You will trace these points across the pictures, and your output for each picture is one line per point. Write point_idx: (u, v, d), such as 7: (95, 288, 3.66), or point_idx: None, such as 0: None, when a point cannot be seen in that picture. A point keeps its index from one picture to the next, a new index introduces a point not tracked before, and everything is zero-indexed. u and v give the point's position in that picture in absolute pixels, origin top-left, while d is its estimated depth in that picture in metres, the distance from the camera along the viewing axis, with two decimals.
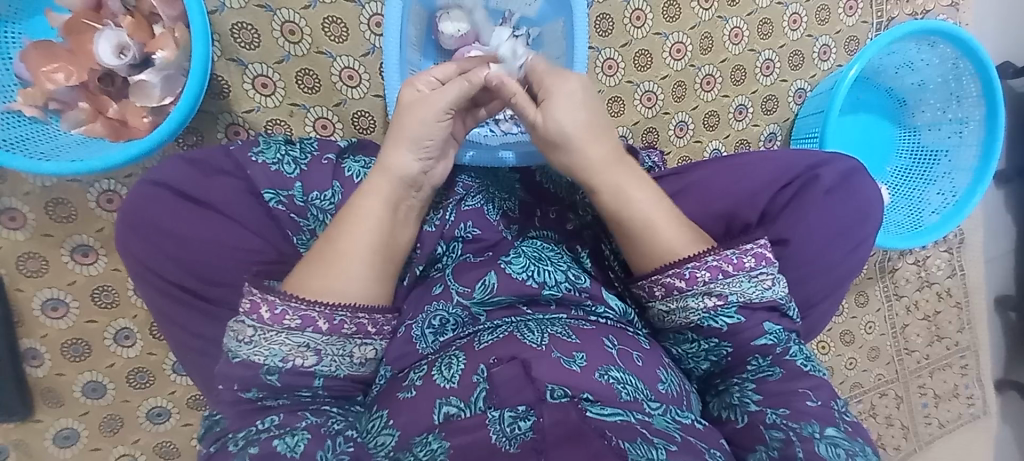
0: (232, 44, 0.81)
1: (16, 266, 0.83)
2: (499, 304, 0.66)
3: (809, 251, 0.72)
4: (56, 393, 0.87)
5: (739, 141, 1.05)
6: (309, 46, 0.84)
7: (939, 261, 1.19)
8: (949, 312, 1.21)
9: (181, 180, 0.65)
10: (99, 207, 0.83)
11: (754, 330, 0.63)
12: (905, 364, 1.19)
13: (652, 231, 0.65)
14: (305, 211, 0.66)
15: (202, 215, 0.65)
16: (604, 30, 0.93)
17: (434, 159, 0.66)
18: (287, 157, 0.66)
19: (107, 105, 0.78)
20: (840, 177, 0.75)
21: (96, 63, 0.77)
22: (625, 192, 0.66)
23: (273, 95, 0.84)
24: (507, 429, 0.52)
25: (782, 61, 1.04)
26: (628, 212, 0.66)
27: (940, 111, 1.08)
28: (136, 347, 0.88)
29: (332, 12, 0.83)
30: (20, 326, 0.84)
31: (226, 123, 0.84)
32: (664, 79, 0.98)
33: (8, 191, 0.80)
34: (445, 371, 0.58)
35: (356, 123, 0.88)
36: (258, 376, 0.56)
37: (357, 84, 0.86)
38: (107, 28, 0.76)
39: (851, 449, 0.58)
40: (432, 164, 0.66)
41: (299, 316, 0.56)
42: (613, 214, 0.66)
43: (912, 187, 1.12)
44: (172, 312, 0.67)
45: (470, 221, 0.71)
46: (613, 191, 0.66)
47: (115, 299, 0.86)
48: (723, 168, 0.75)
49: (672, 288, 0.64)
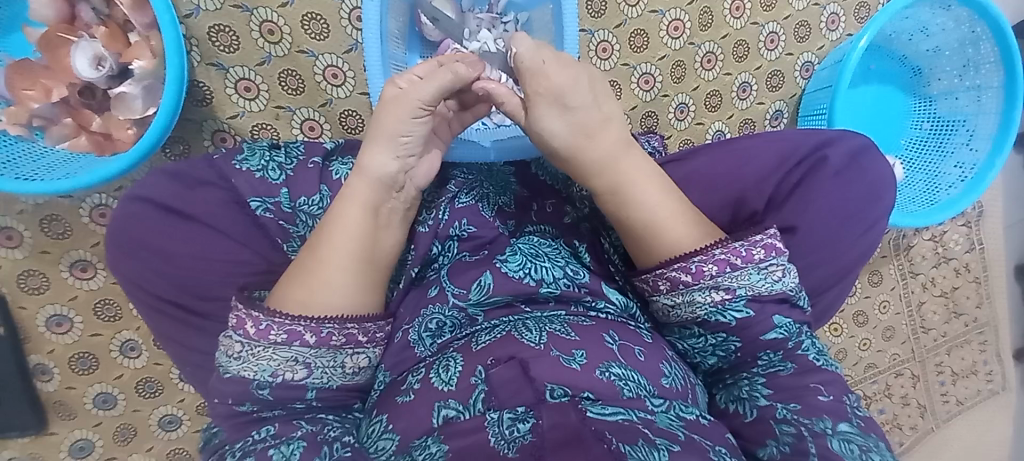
0: (210, 48, 0.79)
1: (17, 284, 0.83)
2: (497, 303, 0.64)
3: (817, 238, 0.69)
4: (68, 405, 0.88)
5: (744, 121, 1.00)
6: (290, 46, 0.81)
7: (957, 236, 1.14)
8: (968, 287, 1.17)
9: (166, 194, 0.64)
10: (93, 222, 0.83)
11: (763, 323, 0.61)
12: (922, 342, 1.16)
13: (654, 230, 0.63)
14: (293, 217, 0.65)
15: (190, 229, 0.64)
16: (596, 11, 0.89)
17: (414, 156, 0.64)
18: (272, 163, 0.65)
19: (91, 119, 0.77)
20: (849, 157, 0.71)
21: (74, 77, 0.75)
22: (623, 192, 0.64)
23: (257, 98, 0.82)
24: (507, 432, 0.50)
25: (787, 33, 0.98)
26: (629, 210, 0.64)
27: (957, 78, 1.03)
28: (143, 358, 0.89)
29: (311, 9, 0.80)
30: (26, 343, 0.85)
31: (211, 130, 0.83)
32: (663, 59, 0.94)
33: (3, 210, 0.81)
34: (443, 374, 0.57)
35: (344, 122, 0.85)
36: (250, 391, 0.56)
37: (342, 82, 0.84)
38: (83, 40, 0.75)
39: (865, 444, 0.56)
40: (414, 163, 0.64)
41: (285, 331, 0.56)
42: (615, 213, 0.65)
43: (928, 161, 1.07)
44: (168, 328, 0.67)
45: (465, 218, 0.69)
46: (614, 190, 0.64)
47: (117, 312, 0.87)
48: (726, 154, 0.72)
49: (677, 283, 0.61)
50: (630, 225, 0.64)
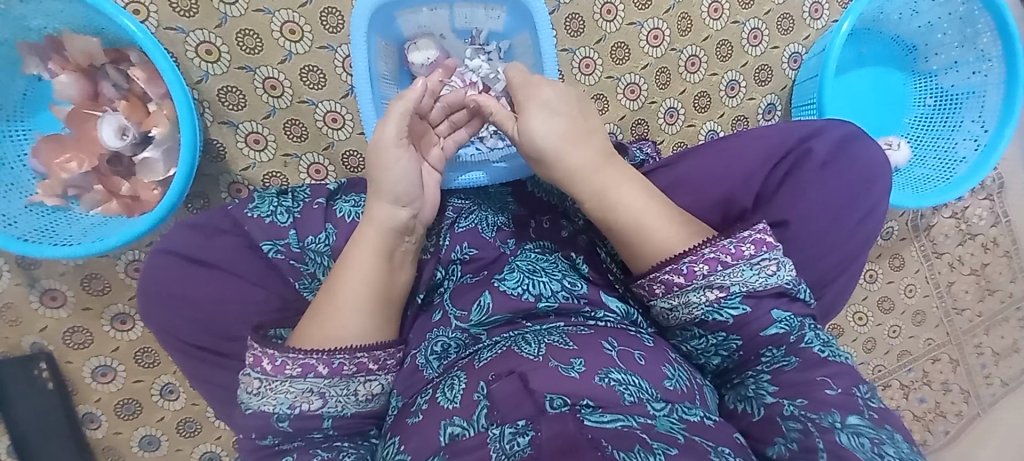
0: (221, 108, 0.86)
1: (64, 341, 0.91)
2: (498, 322, 0.66)
3: (811, 230, 0.69)
4: (116, 449, 0.95)
5: (736, 118, 1.01)
6: (291, 98, 0.87)
7: (980, 210, 1.09)
8: (999, 263, 1.11)
9: (189, 246, 0.70)
10: (128, 276, 0.91)
11: (762, 319, 0.62)
12: (957, 324, 1.11)
13: (640, 233, 0.65)
14: (303, 256, 0.69)
15: (210, 276, 0.69)
16: (575, 30, 0.92)
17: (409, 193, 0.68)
18: (280, 207, 0.70)
19: (119, 184, 0.84)
20: (836, 145, 0.71)
21: (102, 148, 0.83)
22: (607, 195, 0.66)
23: (265, 149, 0.88)
24: (507, 446, 0.50)
25: (770, 27, 0.99)
26: (615, 214, 0.66)
27: (956, 51, 1.00)
28: (181, 399, 0.95)
29: (308, 62, 0.87)
30: (75, 394, 0.92)
31: (227, 182, 0.89)
32: (646, 68, 0.96)
33: (47, 274, 0.89)
34: (448, 392, 0.59)
35: (346, 163, 0.91)
36: (270, 424, 0.60)
37: (341, 126, 0.89)
38: (107, 114, 0.83)
39: (877, 437, 0.55)
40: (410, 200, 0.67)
41: (300, 364, 0.60)
42: (602, 220, 0.66)
43: (936, 136, 1.04)
44: (194, 368, 0.72)
45: (466, 242, 0.72)
46: (596, 197, 0.66)
47: (155, 359, 0.93)
48: (712, 155, 0.72)
49: (671, 285, 0.62)
50: (619, 230, 0.66)
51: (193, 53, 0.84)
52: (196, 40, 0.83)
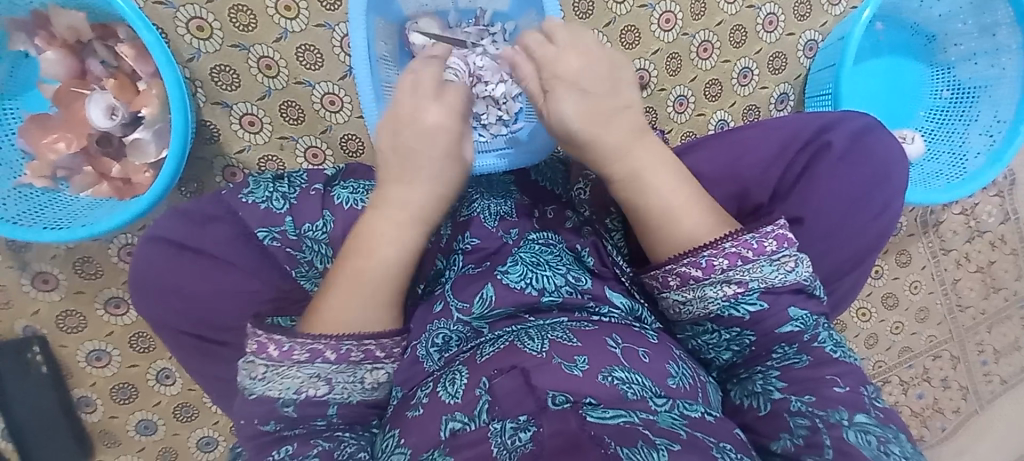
0: (214, 88, 0.83)
1: (57, 325, 0.89)
2: (501, 316, 0.64)
3: (824, 226, 0.67)
4: (112, 433, 0.95)
5: (747, 108, 0.98)
6: (287, 78, 0.84)
7: (990, 207, 1.07)
8: (1005, 260, 1.10)
9: (181, 234, 0.67)
10: (121, 260, 0.89)
11: (779, 315, 0.60)
12: (959, 321, 1.11)
13: (662, 220, 0.63)
14: (299, 244, 0.67)
15: (203, 265, 0.68)
16: (583, 12, 0.88)
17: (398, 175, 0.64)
18: (276, 193, 0.68)
19: (109, 166, 0.81)
20: (853, 139, 0.69)
21: (91, 128, 0.80)
22: (635, 178, 0.65)
23: (261, 131, 0.86)
24: (508, 442, 0.48)
25: (787, 13, 0.95)
26: (638, 205, 0.65)
27: (977, 42, 0.97)
28: (177, 385, 0.94)
29: (304, 40, 0.83)
30: (69, 378, 0.91)
31: (221, 166, 0.87)
32: (656, 53, 0.92)
33: (38, 257, 0.87)
34: (449, 387, 0.57)
35: (345, 147, 0.88)
36: (274, 408, 0.59)
37: (339, 109, 0.86)
38: (95, 93, 0.80)
39: (883, 435, 0.54)
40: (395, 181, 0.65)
41: (308, 350, 0.59)
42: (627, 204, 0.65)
43: (951, 130, 1.01)
44: (190, 358, 0.71)
45: (468, 232, 0.71)
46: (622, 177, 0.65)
47: (150, 344, 0.92)
48: (726, 146, 0.70)
49: (688, 278, 0.60)
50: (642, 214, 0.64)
51: (183, 29, 0.80)
52: (187, 15, 0.80)
